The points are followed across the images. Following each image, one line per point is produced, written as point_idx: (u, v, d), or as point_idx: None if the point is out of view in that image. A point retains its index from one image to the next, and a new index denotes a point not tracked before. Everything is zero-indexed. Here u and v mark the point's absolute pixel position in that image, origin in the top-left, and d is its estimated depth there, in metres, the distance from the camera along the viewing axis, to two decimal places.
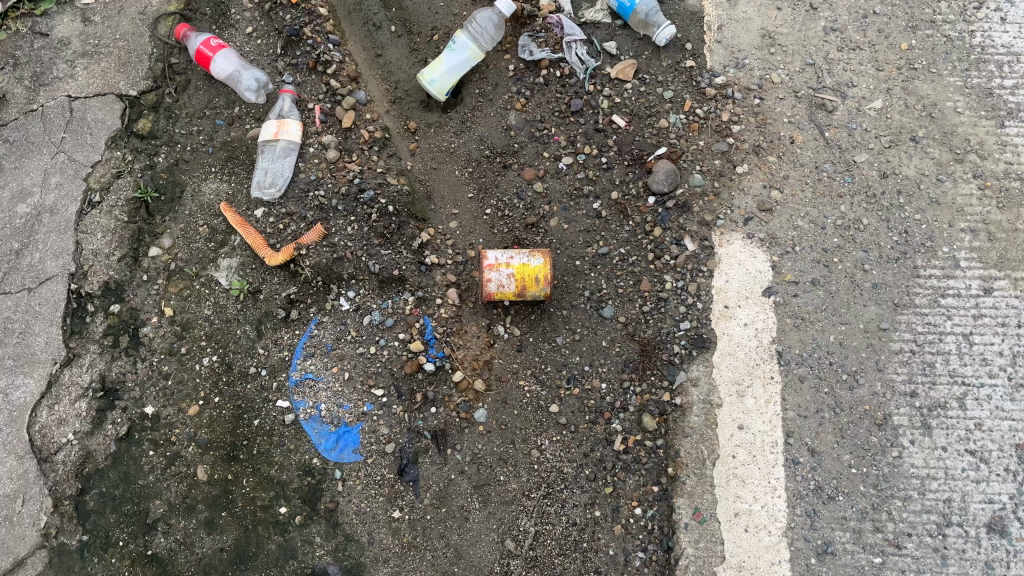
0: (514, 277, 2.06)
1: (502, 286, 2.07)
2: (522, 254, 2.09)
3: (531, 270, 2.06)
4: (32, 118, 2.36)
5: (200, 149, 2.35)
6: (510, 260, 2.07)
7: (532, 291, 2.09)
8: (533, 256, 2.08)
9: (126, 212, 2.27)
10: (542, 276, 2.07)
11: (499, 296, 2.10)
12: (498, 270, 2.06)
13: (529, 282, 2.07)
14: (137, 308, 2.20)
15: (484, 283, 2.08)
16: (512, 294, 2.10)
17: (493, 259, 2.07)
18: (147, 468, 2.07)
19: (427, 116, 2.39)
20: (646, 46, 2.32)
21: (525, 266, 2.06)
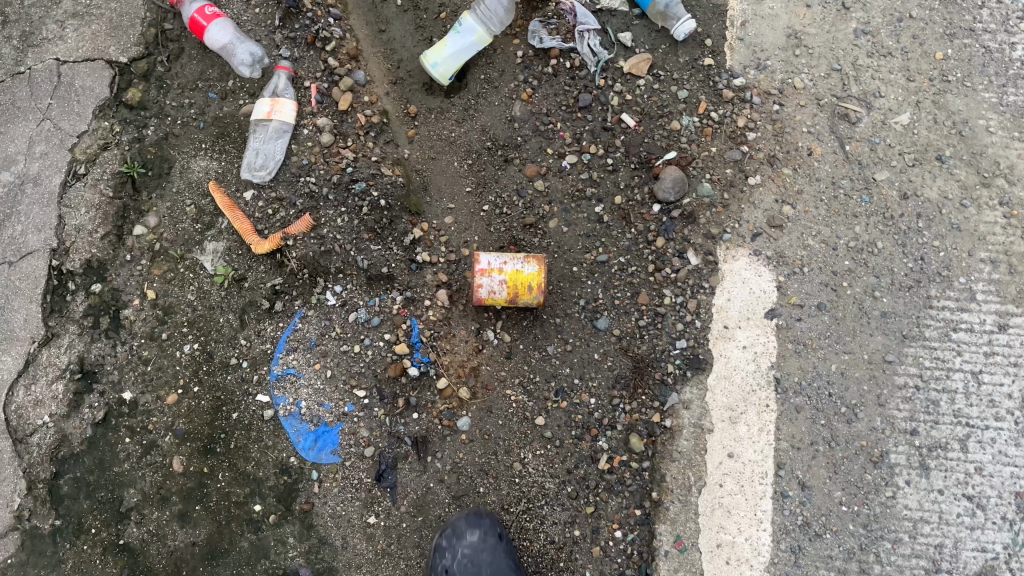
0: (507, 283, 1.98)
1: (494, 292, 1.99)
2: (517, 259, 2.00)
3: (525, 277, 1.98)
4: (18, 81, 2.26)
5: (191, 123, 2.25)
6: (504, 266, 1.98)
7: (525, 299, 2.00)
8: (528, 262, 1.99)
9: (111, 186, 2.18)
10: (535, 284, 1.98)
11: (491, 301, 2.02)
12: (490, 277, 1.98)
13: (522, 289, 1.98)
14: (118, 288, 2.14)
15: (475, 288, 1.99)
16: (504, 301, 2.02)
17: (486, 264, 1.98)
18: (123, 455, 2.03)
19: (429, 100, 2.28)
20: (662, 39, 2.19)
21: (519, 273, 1.98)
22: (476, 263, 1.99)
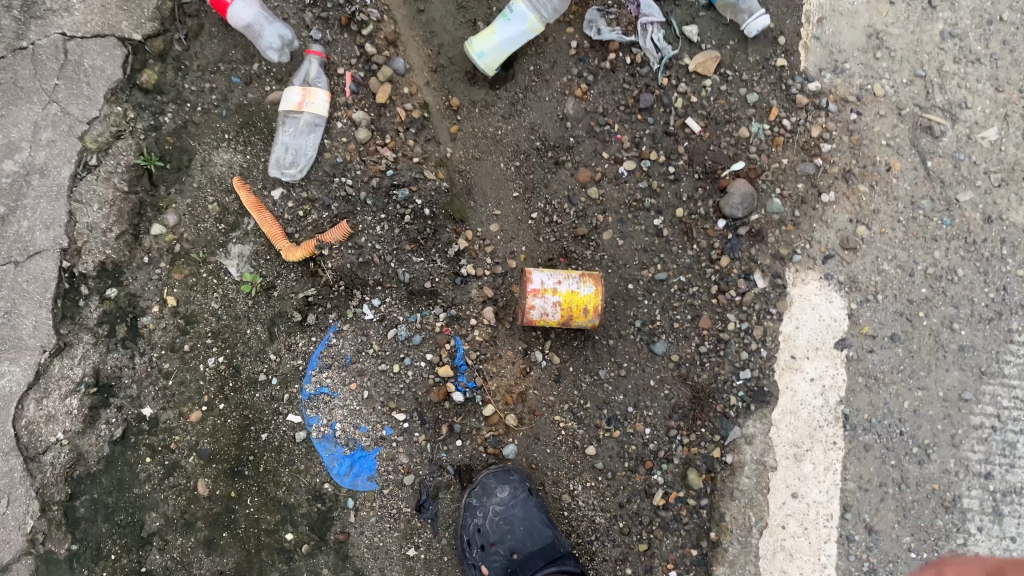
0: (561, 305, 1.83)
1: (545, 315, 1.84)
2: (570, 278, 1.85)
3: (580, 299, 1.84)
4: (20, 57, 1.92)
5: (212, 110, 2.05)
6: (557, 286, 1.83)
7: (578, 321, 1.86)
8: (583, 282, 1.85)
9: (126, 180, 1.99)
10: (593, 306, 1.85)
11: (540, 323, 1.87)
12: (542, 299, 1.83)
13: (577, 311, 1.84)
14: (135, 294, 1.97)
15: (525, 310, 1.84)
16: (555, 323, 1.87)
17: (537, 284, 1.83)
18: (144, 476, 1.91)
19: (472, 92, 2.05)
20: (731, 35, 1.99)
21: (573, 294, 1.83)
22: (525, 284, 1.83)
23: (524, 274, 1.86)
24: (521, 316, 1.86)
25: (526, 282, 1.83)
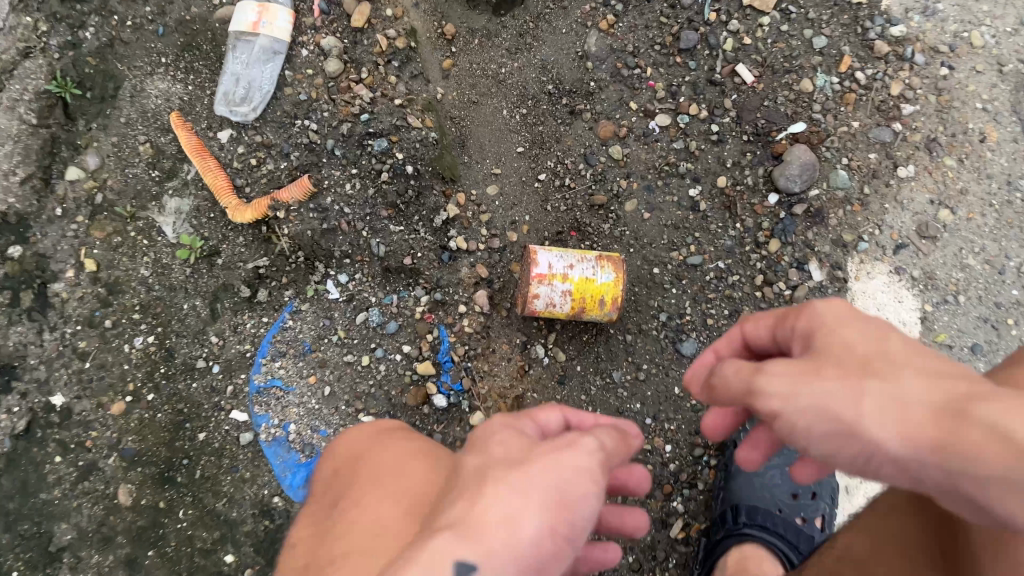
0: (572, 295, 1.47)
1: (552, 305, 1.48)
2: (586, 261, 1.48)
3: (598, 288, 1.47)
4: None
5: (146, 27, 1.64)
6: (569, 271, 1.47)
7: (592, 313, 1.50)
8: (603, 267, 1.48)
9: (35, 110, 1.58)
10: (613, 297, 1.49)
11: (543, 312, 1.51)
12: (549, 286, 1.46)
13: (592, 303, 1.48)
14: (45, 254, 1.58)
15: (526, 299, 1.48)
16: (562, 314, 1.51)
17: (543, 267, 1.46)
18: (53, 479, 1.53)
19: (472, 19, 1.66)
20: None
21: (589, 282, 1.47)
22: (529, 267, 1.46)
23: (527, 252, 1.48)
24: (521, 304, 1.49)
25: (529, 264, 1.46)
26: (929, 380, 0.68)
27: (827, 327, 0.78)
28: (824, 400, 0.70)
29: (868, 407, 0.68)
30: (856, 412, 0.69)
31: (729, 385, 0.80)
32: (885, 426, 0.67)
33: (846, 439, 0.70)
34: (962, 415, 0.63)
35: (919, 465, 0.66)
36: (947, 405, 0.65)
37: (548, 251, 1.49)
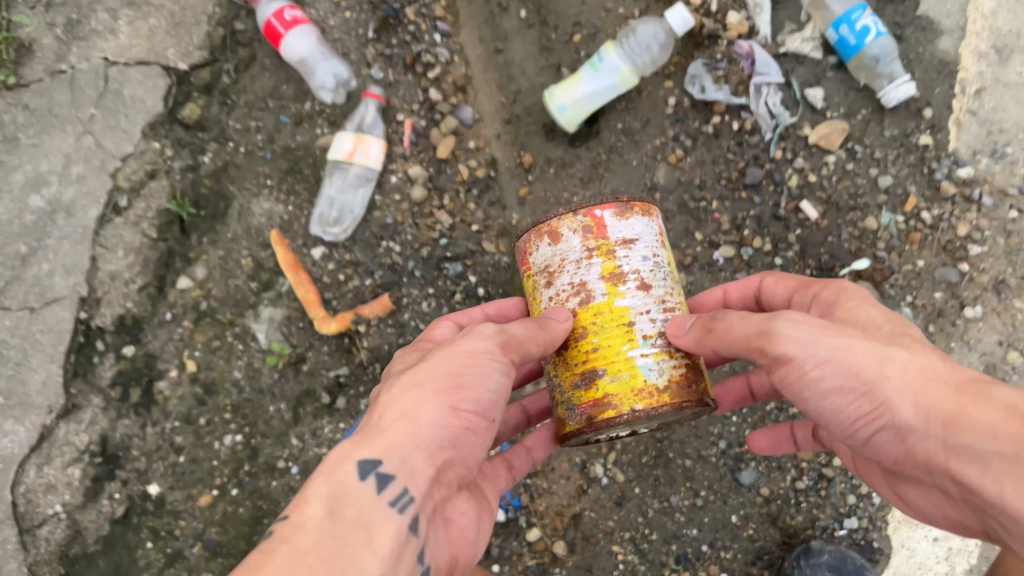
0: (584, 287, 1.14)
1: (555, 268, 1.17)
2: (656, 306, 1.15)
3: (625, 360, 1.12)
4: (58, 83, 1.82)
5: (255, 152, 1.86)
6: (633, 262, 1.15)
7: (577, 364, 1.15)
8: (665, 361, 1.13)
9: (156, 227, 1.81)
10: (616, 395, 1.11)
11: (535, 266, 1.20)
12: (596, 242, 1.15)
13: (594, 357, 1.13)
14: (154, 354, 1.78)
15: (555, 219, 1.18)
16: (545, 290, 1.19)
17: (630, 221, 1.17)
18: (143, 563, 1.74)
19: (547, 148, 1.82)
20: (864, 102, 1.68)
21: (628, 331, 1.13)
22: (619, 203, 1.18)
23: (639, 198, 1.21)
24: (541, 228, 1.20)
25: (625, 203, 1.18)
26: (941, 369, 0.97)
27: (861, 316, 1.07)
28: (858, 365, 0.99)
29: (895, 376, 0.97)
30: (880, 376, 0.98)
31: (737, 326, 1.06)
32: (906, 391, 0.96)
33: (874, 398, 0.98)
34: (975, 389, 0.93)
35: (922, 428, 0.95)
36: (963, 387, 0.94)
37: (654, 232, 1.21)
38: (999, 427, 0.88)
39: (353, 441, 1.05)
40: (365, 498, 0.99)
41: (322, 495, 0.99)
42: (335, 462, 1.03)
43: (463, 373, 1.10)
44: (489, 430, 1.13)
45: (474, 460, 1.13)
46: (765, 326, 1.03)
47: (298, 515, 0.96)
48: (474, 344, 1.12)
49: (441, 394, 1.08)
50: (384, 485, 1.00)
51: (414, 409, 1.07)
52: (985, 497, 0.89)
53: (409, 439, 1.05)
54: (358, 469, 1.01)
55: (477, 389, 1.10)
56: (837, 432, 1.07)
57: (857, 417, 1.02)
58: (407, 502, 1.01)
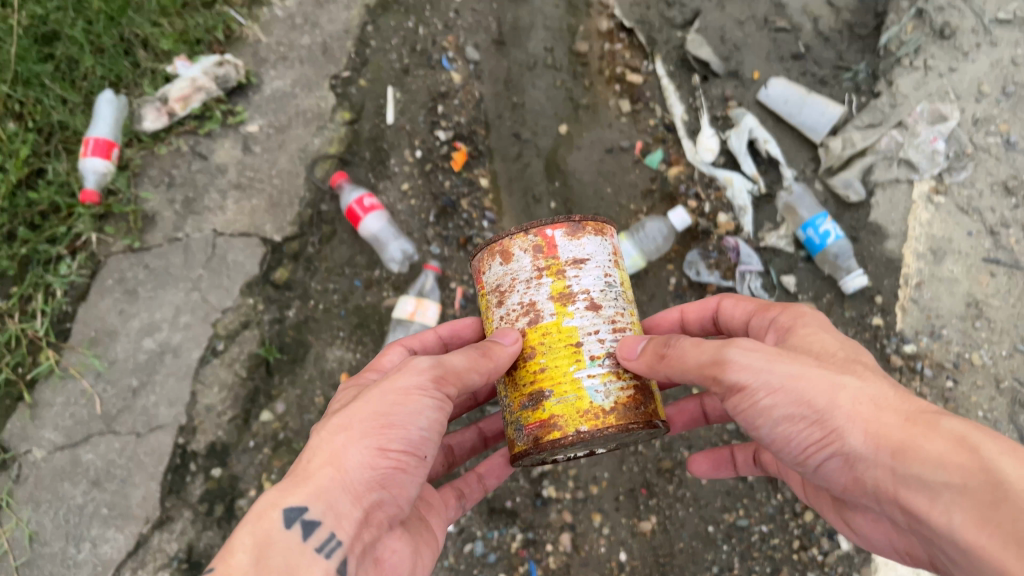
0: (532, 305, 1.37)
1: (508, 286, 1.40)
2: (603, 326, 1.37)
3: (571, 382, 1.33)
4: (174, 248, 2.32)
5: (331, 309, 2.30)
6: (577, 279, 1.38)
7: (529, 382, 1.37)
8: (611, 383, 1.34)
9: (246, 368, 2.22)
10: (563, 417, 1.32)
11: (489, 283, 1.44)
12: (545, 261, 1.38)
13: (542, 375, 1.34)
14: (237, 475, 2.15)
15: (507, 239, 1.41)
16: (498, 304, 1.43)
17: (576, 242, 1.40)
18: None
19: None
20: (827, 288, 2.19)
21: (572, 352, 1.34)
22: (567, 223, 1.41)
23: (591, 219, 1.45)
24: (495, 249, 1.43)
25: (575, 224, 1.42)
26: (888, 401, 1.16)
27: (813, 346, 1.28)
28: (806, 393, 1.18)
29: (843, 405, 1.16)
30: (828, 405, 1.16)
31: (690, 353, 1.27)
32: (853, 418, 1.15)
33: (824, 425, 1.17)
34: (920, 421, 1.11)
35: (871, 455, 1.13)
36: (909, 419, 1.12)
37: (602, 249, 1.44)
38: (948, 457, 1.04)
39: (284, 487, 1.22)
40: (291, 546, 1.16)
41: (253, 540, 1.16)
42: (262, 510, 1.19)
43: (388, 411, 1.28)
44: (417, 468, 1.31)
45: (404, 498, 1.30)
46: (718, 353, 1.23)
47: (225, 566, 1.12)
48: (402, 384, 1.32)
49: (369, 435, 1.26)
50: (310, 526, 1.18)
51: (341, 450, 1.24)
52: (931, 522, 1.05)
53: (335, 483, 1.21)
54: (286, 516, 1.18)
55: (400, 422, 1.28)
56: (787, 454, 1.26)
57: (807, 440, 1.20)
58: (334, 538, 1.18)
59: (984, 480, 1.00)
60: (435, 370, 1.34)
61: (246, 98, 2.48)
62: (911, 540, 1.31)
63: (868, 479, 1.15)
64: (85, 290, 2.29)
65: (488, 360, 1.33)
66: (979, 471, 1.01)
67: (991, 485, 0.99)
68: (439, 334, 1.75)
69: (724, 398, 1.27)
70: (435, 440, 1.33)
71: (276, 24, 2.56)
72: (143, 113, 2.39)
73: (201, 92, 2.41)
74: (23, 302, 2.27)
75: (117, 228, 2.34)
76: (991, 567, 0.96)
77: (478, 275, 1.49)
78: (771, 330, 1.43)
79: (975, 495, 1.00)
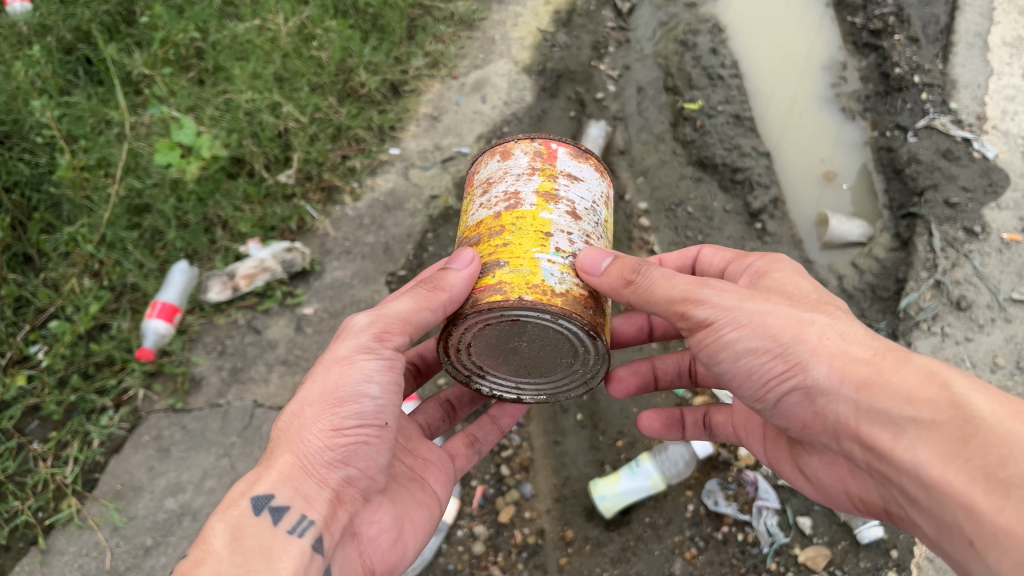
0: (516, 194, 1.56)
1: (499, 178, 1.63)
2: (575, 233, 1.54)
3: (530, 258, 1.46)
4: (214, 413, 2.48)
5: None
6: (565, 187, 1.59)
7: (489, 254, 1.50)
8: (569, 276, 1.47)
9: None
10: (511, 283, 1.43)
11: (484, 178, 1.67)
12: (541, 165, 1.61)
13: (504, 248, 1.48)
14: None
15: (512, 144, 1.67)
16: (483, 194, 1.64)
17: (575, 163, 1.66)
18: None
19: (586, 527, 2.32)
20: (843, 534, 2.18)
21: (539, 236, 1.49)
22: (571, 147, 1.68)
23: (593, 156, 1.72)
24: (497, 151, 1.68)
25: (578, 152, 1.69)
26: (855, 339, 1.32)
27: (786, 285, 1.48)
28: (773, 328, 1.34)
29: (808, 339, 1.32)
30: (794, 339, 1.32)
31: (657, 286, 1.44)
32: (818, 352, 1.31)
33: (790, 359, 1.32)
34: (889, 356, 1.27)
35: (835, 387, 1.29)
36: (875, 355, 1.28)
37: (597, 182, 1.69)
38: (916, 392, 1.20)
39: (252, 477, 1.34)
40: (265, 531, 1.27)
41: (225, 527, 1.27)
42: (234, 498, 1.32)
43: (334, 383, 1.38)
44: (380, 433, 1.40)
45: (372, 464, 1.42)
46: (690, 290, 1.40)
47: (200, 553, 1.22)
48: (343, 353, 1.41)
49: (321, 415, 1.35)
50: (280, 516, 1.29)
51: (303, 432, 1.35)
52: (896, 458, 1.20)
53: (298, 467, 1.34)
54: (255, 503, 1.30)
55: (351, 389, 1.37)
56: (749, 387, 1.42)
57: (771, 372, 1.35)
58: (305, 521, 1.30)
59: (955, 409, 1.15)
60: (377, 332, 1.44)
61: (308, 282, 2.71)
62: (865, 483, 1.47)
63: (830, 410, 1.31)
64: (121, 442, 2.44)
65: (434, 296, 1.44)
66: (947, 404, 1.16)
67: (957, 419, 1.14)
68: None
69: (691, 332, 1.44)
70: (394, 403, 1.42)
71: (345, 221, 2.83)
72: (209, 285, 2.61)
73: (266, 272, 2.63)
74: (59, 447, 2.40)
75: (165, 386, 2.52)
76: (952, 495, 1.11)
77: (475, 176, 1.73)
78: (748, 273, 1.61)
79: (937, 424, 1.16)
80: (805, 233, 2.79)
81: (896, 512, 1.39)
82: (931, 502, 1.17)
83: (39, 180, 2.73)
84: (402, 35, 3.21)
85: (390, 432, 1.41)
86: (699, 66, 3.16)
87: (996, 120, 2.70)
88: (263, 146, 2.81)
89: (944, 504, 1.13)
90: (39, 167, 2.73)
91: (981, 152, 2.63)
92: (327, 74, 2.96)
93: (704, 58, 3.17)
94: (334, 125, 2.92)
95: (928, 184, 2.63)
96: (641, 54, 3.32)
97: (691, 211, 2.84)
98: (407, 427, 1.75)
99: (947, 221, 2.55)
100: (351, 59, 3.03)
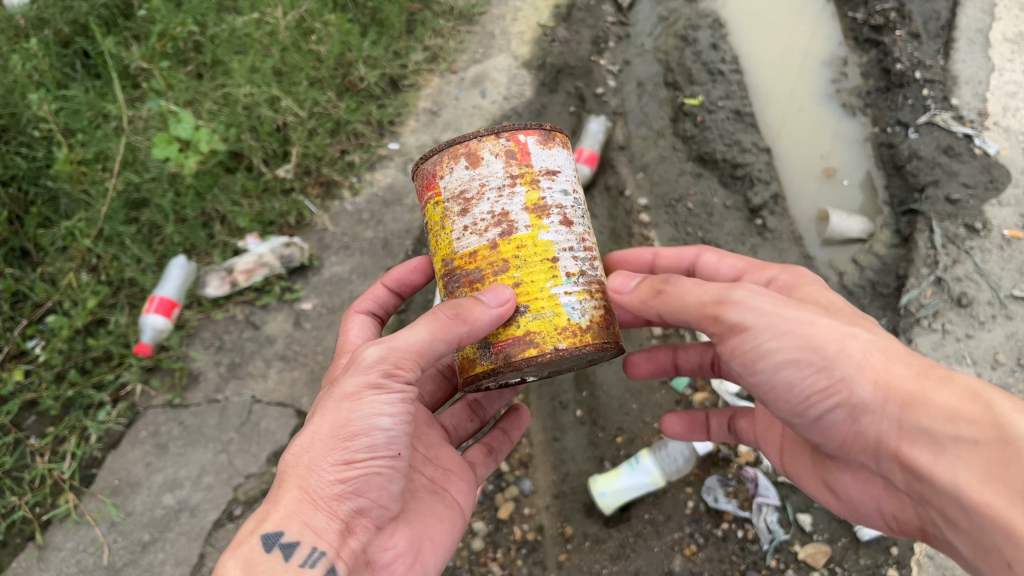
0: (507, 215, 1.50)
1: (476, 192, 1.52)
2: (574, 243, 1.56)
3: (549, 298, 1.50)
4: (212, 409, 2.47)
5: None
6: (549, 191, 1.55)
7: None
8: (585, 301, 1.54)
9: None
10: (541, 332, 1.48)
11: (454, 184, 1.54)
12: (518, 169, 1.53)
13: (519, 289, 1.49)
14: None
15: (476, 143, 1.54)
16: (463, 212, 1.53)
17: (547, 151, 1.58)
18: None
19: (586, 524, 2.32)
20: (844, 531, 2.17)
21: (548, 267, 1.51)
22: (538, 132, 1.58)
23: (557, 131, 1.64)
24: (459, 152, 1.54)
25: (545, 134, 1.59)
26: (896, 356, 1.35)
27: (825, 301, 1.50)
28: (816, 339, 1.35)
29: (852, 354, 1.34)
30: (839, 352, 1.34)
31: (691, 293, 1.47)
32: (863, 369, 1.33)
33: (833, 373, 1.34)
34: (928, 373, 1.31)
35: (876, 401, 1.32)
36: (916, 372, 1.32)
37: (567, 161, 1.63)
38: (959, 411, 1.24)
39: (261, 514, 1.35)
40: (276, 567, 1.29)
41: (237, 564, 1.29)
42: (244, 536, 1.33)
43: (342, 418, 1.36)
44: (392, 463, 1.41)
45: (385, 492, 1.43)
46: (724, 294, 1.41)
47: None
48: (350, 388, 1.38)
49: (331, 451, 1.35)
50: (292, 552, 1.31)
51: (313, 468, 1.35)
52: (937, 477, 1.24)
53: (308, 502, 1.34)
54: (265, 541, 1.32)
55: (359, 423, 1.36)
56: (788, 400, 1.43)
57: (814, 387, 1.37)
58: (317, 554, 1.31)
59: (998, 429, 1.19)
60: (384, 364, 1.41)
61: (306, 278, 2.70)
62: (898, 501, 1.48)
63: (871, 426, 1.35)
64: (119, 437, 2.43)
65: (452, 326, 1.43)
66: (991, 424, 1.20)
67: (1000, 439, 1.18)
68: (388, 287, 2.09)
69: (721, 339, 1.44)
70: (404, 429, 1.42)
71: (344, 217, 2.82)
72: (207, 280, 2.60)
73: (264, 267, 2.62)
74: (56, 442, 2.39)
75: (162, 381, 2.50)
76: (990, 516, 1.16)
77: (435, 178, 1.58)
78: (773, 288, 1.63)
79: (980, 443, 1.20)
80: (805, 228, 2.78)
81: (930, 531, 1.41)
82: (971, 523, 1.21)
83: (37, 173, 2.72)
84: (402, 28, 3.18)
85: (400, 462, 1.42)
86: (699, 62, 3.14)
87: (997, 116, 2.69)
88: (261, 140, 2.79)
89: (984, 526, 1.18)
90: (36, 161, 2.71)
91: (982, 148, 2.63)
92: (326, 68, 2.94)
93: (705, 53, 3.16)
94: (333, 119, 2.90)
95: (928, 180, 2.62)
96: (641, 48, 3.31)
97: (692, 207, 2.83)
98: (428, 435, 1.81)
99: (948, 218, 2.54)
100: (350, 54, 3.00)
